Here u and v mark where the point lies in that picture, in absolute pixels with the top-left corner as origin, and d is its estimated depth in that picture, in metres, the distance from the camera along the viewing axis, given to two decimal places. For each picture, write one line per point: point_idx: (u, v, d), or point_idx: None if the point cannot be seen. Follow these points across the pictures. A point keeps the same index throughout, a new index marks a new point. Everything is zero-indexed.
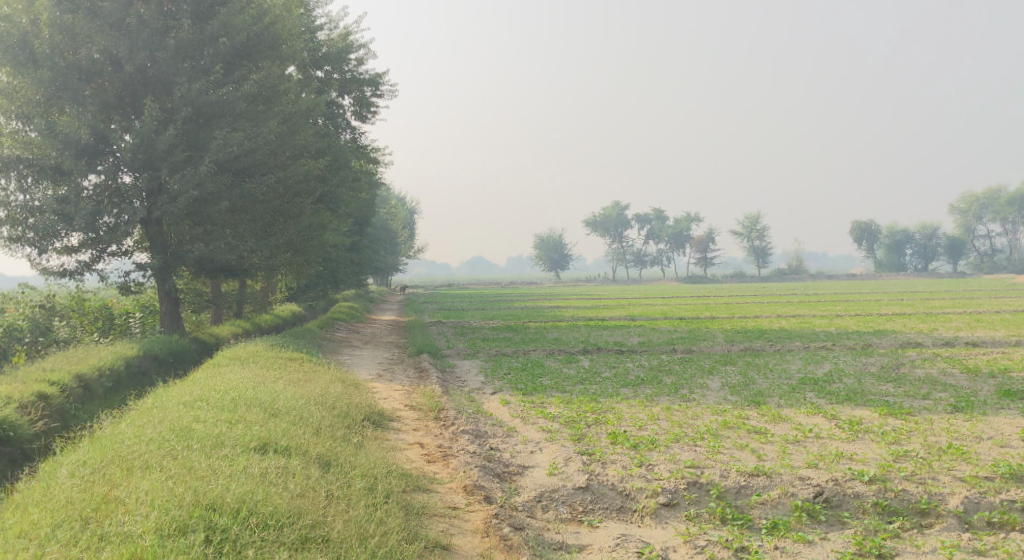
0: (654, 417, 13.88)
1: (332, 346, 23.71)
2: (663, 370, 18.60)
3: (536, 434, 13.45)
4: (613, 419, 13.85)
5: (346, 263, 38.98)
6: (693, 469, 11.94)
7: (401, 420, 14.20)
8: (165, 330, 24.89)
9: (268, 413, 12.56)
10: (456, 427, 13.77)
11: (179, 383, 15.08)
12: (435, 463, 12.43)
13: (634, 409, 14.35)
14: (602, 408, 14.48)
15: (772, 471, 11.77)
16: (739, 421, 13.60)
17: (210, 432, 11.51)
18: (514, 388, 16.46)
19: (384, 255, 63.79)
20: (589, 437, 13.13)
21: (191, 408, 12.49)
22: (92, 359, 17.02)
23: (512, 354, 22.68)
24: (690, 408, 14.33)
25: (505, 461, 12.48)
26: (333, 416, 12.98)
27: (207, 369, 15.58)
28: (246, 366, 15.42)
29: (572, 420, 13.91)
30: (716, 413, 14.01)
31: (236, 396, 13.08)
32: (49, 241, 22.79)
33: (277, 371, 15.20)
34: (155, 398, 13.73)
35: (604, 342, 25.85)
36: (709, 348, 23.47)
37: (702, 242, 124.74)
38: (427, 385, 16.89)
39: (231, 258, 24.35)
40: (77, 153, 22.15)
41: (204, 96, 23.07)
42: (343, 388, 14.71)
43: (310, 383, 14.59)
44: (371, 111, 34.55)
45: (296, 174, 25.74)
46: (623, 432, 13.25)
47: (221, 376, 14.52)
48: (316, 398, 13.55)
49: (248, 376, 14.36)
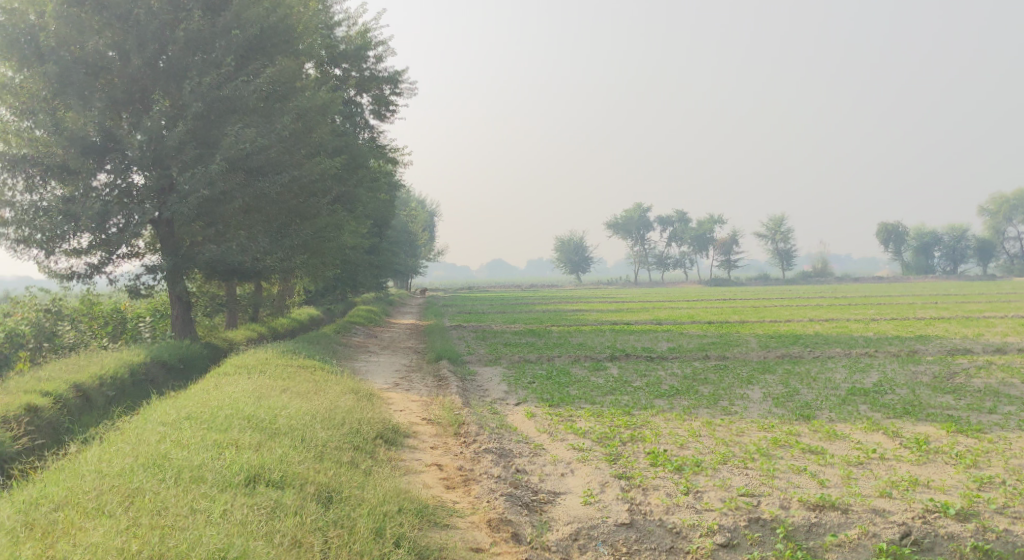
0: (696, 434, 12.71)
1: (349, 352, 22.68)
2: (699, 379, 17.43)
3: (566, 453, 12.34)
4: (651, 436, 12.72)
5: (365, 265, 38.05)
6: (748, 498, 10.81)
7: (419, 437, 13.14)
8: (176, 335, 24.01)
9: (264, 434, 11.53)
10: (478, 445, 12.68)
11: (181, 394, 14.12)
12: (456, 490, 11.34)
13: (673, 425, 13.19)
14: (637, 423, 13.33)
15: (841, 502, 10.60)
16: (789, 440, 12.43)
17: (190, 463, 10.49)
18: (541, 399, 15.36)
19: (404, 257, 62.88)
20: (625, 457, 12.01)
21: (177, 430, 11.49)
22: (93, 366, 16.12)
23: (537, 362, 21.57)
24: (734, 423, 13.16)
25: (534, 487, 11.37)
26: (340, 435, 11.92)
27: (212, 378, 14.61)
28: (251, 375, 14.44)
29: (605, 437, 12.78)
30: (763, 429, 12.84)
31: (231, 414, 12.06)
32: (56, 243, 21.99)
33: (283, 381, 14.18)
34: (150, 412, 12.75)
35: (633, 347, 24.69)
36: (744, 354, 22.25)
37: (725, 244, 123.04)
38: (446, 395, 15.82)
39: (243, 260, 23.39)
40: (83, 151, 21.32)
41: (216, 91, 22.16)
42: (354, 401, 13.65)
43: (318, 396, 13.55)
44: (390, 109, 33.62)
45: (311, 172, 24.78)
46: (664, 452, 12.11)
47: (220, 388, 13.54)
48: (322, 414, 12.51)
49: (250, 389, 13.35)
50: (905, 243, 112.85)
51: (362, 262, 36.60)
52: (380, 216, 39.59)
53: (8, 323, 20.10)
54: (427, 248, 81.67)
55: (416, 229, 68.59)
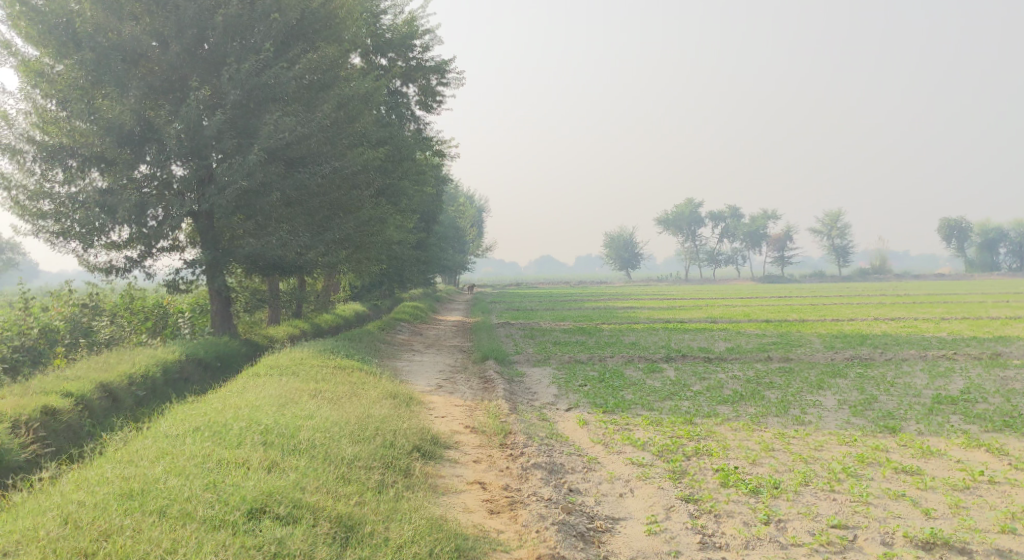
0: (769, 449, 11.47)
1: (392, 350, 21.81)
2: (764, 383, 16.13)
3: (624, 469, 11.22)
4: (718, 450, 11.53)
5: (411, 261, 37.22)
6: (841, 530, 9.61)
7: (460, 449, 12.12)
8: (216, 331, 23.38)
9: (280, 452, 10.59)
10: (526, 459, 11.62)
11: (211, 395, 13.33)
12: (501, 516, 10.28)
13: (742, 437, 11.96)
14: (701, 433, 12.14)
15: (956, 540, 9.35)
16: (877, 458, 11.15)
17: (180, 494, 9.50)
18: (595, 405, 14.22)
19: (451, 254, 62.15)
20: (692, 476, 10.86)
21: (178, 446, 10.58)
22: (124, 364, 15.43)
23: (588, 362, 20.42)
24: (810, 435, 11.91)
25: (589, 512, 10.25)
26: (368, 452, 10.94)
27: (242, 380, 13.78)
28: (281, 379, 13.55)
29: (668, 451, 11.58)
30: (845, 444, 11.59)
31: (244, 427, 11.12)
32: (95, 237, 21.51)
33: (315, 384, 13.26)
34: (168, 418, 11.94)
35: (689, 347, 23.43)
36: (810, 356, 20.87)
37: (779, 240, 120.17)
38: (492, 399, 14.77)
39: (283, 255, 22.63)
40: (121, 141, 20.78)
41: (255, 78, 21.42)
42: (391, 408, 12.68)
43: (350, 402, 12.60)
44: (437, 100, 32.70)
45: (353, 163, 23.95)
46: (736, 470, 10.90)
47: (242, 393, 12.68)
48: (351, 426, 11.52)
49: (274, 395, 12.45)
50: (968, 239, 108.87)
51: (408, 257, 35.74)
52: (427, 210, 38.77)
53: (43, 319, 19.54)
54: (475, 243, 80.77)
55: (464, 223, 67.77)
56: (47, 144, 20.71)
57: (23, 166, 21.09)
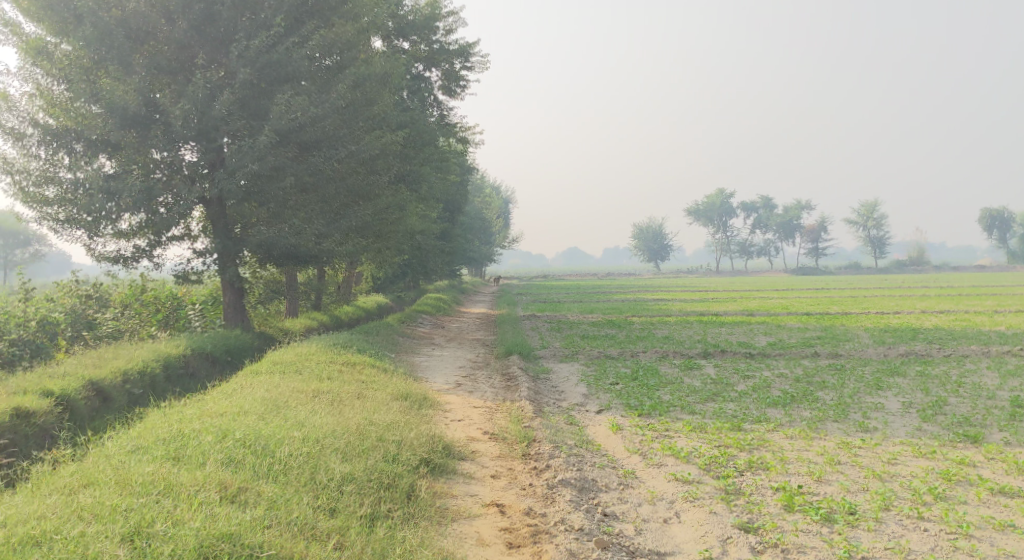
0: (836, 462, 10.09)
1: (412, 345, 20.57)
2: (815, 384, 14.65)
3: (670, 488, 9.87)
4: (775, 463, 10.16)
5: (436, 252, 36.02)
6: None
7: (477, 461, 10.86)
8: (229, 323, 22.25)
9: (246, 479, 9.34)
10: (552, 475, 10.31)
11: (206, 396, 12.16)
12: (522, 551, 8.99)
13: (799, 447, 10.56)
14: (751, 442, 10.75)
15: None
16: (965, 476, 9.77)
17: (86, 549, 8.25)
18: (629, 407, 12.83)
19: (478, 246, 60.92)
20: (749, 498, 9.50)
21: (130, 467, 9.42)
22: (121, 359, 14.37)
23: (619, 358, 19.00)
24: (880, 446, 10.52)
25: (628, 546, 8.92)
26: (361, 472, 9.70)
27: (239, 379, 12.63)
28: (276, 378, 12.36)
29: (717, 465, 10.22)
30: (925, 458, 10.19)
31: (213, 442, 9.92)
32: (102, 225, 20.48)
33: (314, 386, 12.05)
34: (140, 426, 10.78)
35: (727, 342, 22.01)
36: (860, 352, 19.37)
37: (813, 231, 117.63)
38: (515, 400, 13.48)
39: (297, 244, 21.46)
40: (126, 123, 19.70)
41: (265, 55, 20.26)
42: (398, 413, 11.43)
43: (349, 406, 11.36)
44: (461, 84, 31.40)
45: (371, 147, 22.73)
46: (799, 490, 9.52)
47: (226, 398, 11.51)
48: (345, 437, 10.29)
49: (261, 399, 11.25)
50: (1010, 230, 105.65)
51: (432, 248, 34.48)
52: (451, 199, 37.55)
53: (42, 309, 18.45)
54: (502, 234, 79.42)
55: (490, 214, 66.43)
56: (50, 128, 19.67)
57: (25, 151, 20.09)
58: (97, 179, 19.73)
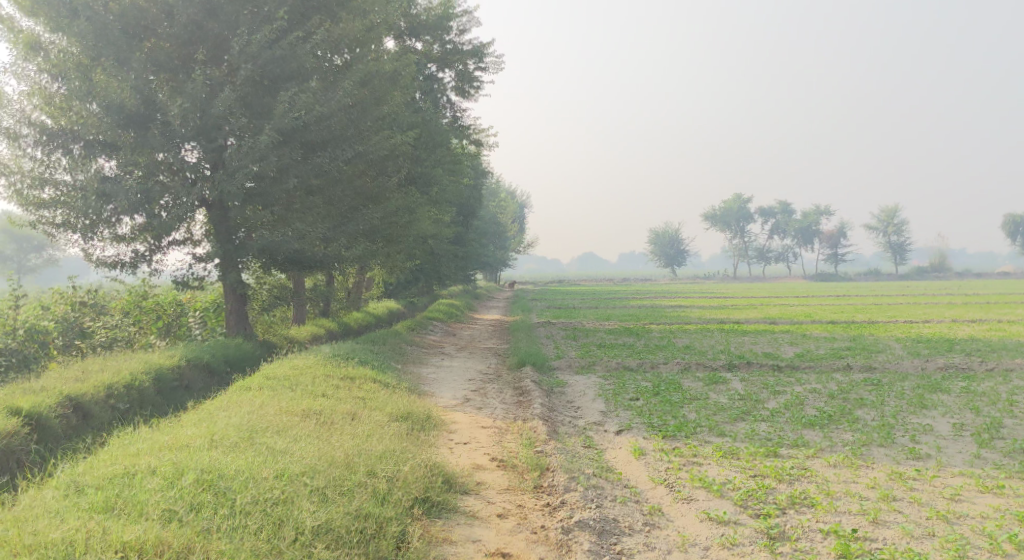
0: (891, 499, 9.06)
1: (421, 355, 19.60)
2: (852, 401, 13.52)
3: (705, 530, 8.84)
4: (822, 500, 9.13)
5: (448, 257, 35.04)
6: None
7: (480, 495, 9.84)
8: (230, 332, 21.25)
9: (191, 537, 8.37)
10: (567, 515, 9.27)
11: (187, 418, 11.14)
12: None
13: (846, 480, 9.53)
14: (791, 473, 9.69)
15: None
16: None
17: None
18: (652, 427, 11.76)
19: (492, 251, 59.92)
20: (798, 544, 8.46)
21: (56, 521, 8.50)
22: (109, 372, 13.44)
23: (638, 371, 17.92)
24: (940, 479, 9.47)
25: None
26: (340, 521, 8.69)
27: (220, 400, 11.66)
28: (258, 399, 11.39)
29: (755, 502, 9.19)
30: (993, 495, 9.14)
31: (159, 488, 8.93)
32: (98, 229, 19.59)
33: (298, 410, 11.07)
34: (93, 461, 9.87)
35: (752, 353, 20.90)
36: (895, 365, 18.25)
37: (832, 236, 116.00)
38: (528, 418, 12.44)
39: (301, 248, 20.50)
40: (122, 122, 18.83)
41: (268, 51, 19.31)
42: (393, 440, 10.42)
43: (334, 434, 10.37)
44: (474, 85, 30.40)
45: (379, 147, 21.75)
46: (854, 536, 8.49)
47: (195, 425, 10.56)
48: (323, 477, 9.25)
49: (233, 428, 10.29)
50: None
51: (445, 252, 33.51)
52: (465, 203, 36.58)
53: (30, 318, 17.56)
54: (517, 239, 78.41)
55: (504, 218, 65.52)
56: (46, 127, 18.87)
57: (21, 151, 19.18)
58: (91, 180, 18.86)
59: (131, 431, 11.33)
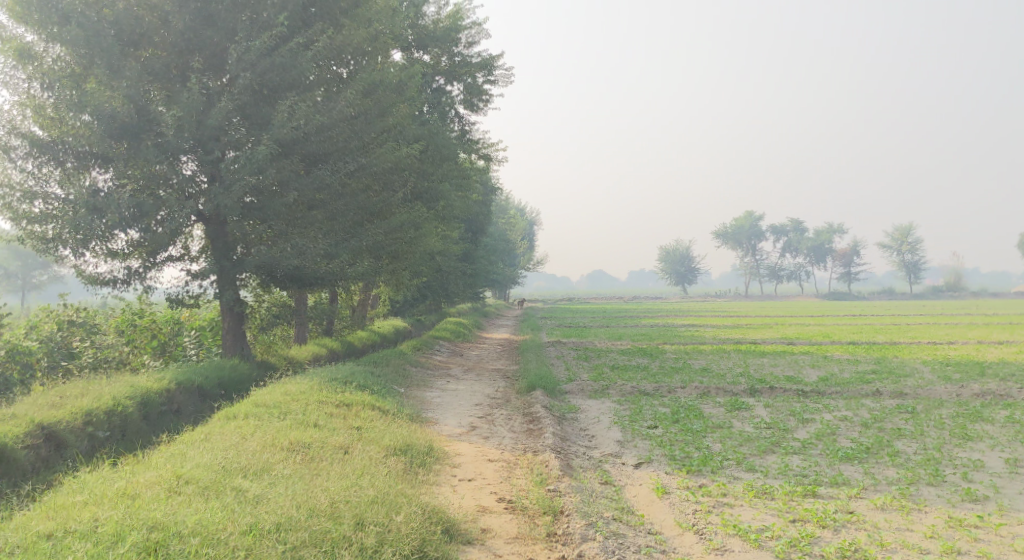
0: (954, 553, 8.10)
1: (426, 377, 18.67)
2: (889, 432, 12.50)
3: None
4: (877, 552, 8.16)
5: (456, 274, 34.14)
6: None
7: (485, 545, 8.90)
8: (226, 352, 20.32)
9: None
10: None
11: (161, 454, 10.20)
12: None
13: (899, 528, 8.58)
14: (837, 519, 8.73)
15: None
16: None
17: None
18: (675, 461, 10.78)
19: (501, 268, 59.05)
20: None
21: None
22: (88, 396, 12.59)
23: (655, 395, 16.93)
24: (1008, 529, 8.49)
25: None
26: None
27: (197, 435, 10.76)
28: (235, 435, 10.51)
29: (798, 554, 8.21)
30: None
31: (100, 549, 8.02)
32: (90, 244, 18.68)
33: (278, 448, 10.18)
34: (42, 508, 8.97)
35: (774, 376, 19.87)
36: (928, 390, 17.21)
37: (845, 255, 114.73)
38: (538, 450, 11.49)
39: (302, 265, 19.61)
40: (115, 133, 18.00)
41: (267, 58, 18.51)
42: (385, 482, 9.49)
43: (318, 477, 9.46)
44: (483, 98, 29.56)
45: (384, 159, 20.91)
46: None
47: (158, 467, 9.67)
48: (300, 532, 8.34)
49: (199, 471, 9.40)
50: None
51: (452, 270, 32.57)
52: (473, 219, 35.71)
53: (13, 339, 16.75)
54: (526, 256, 77.50)
55: (513, 235, 64.64)
56: (37, 139, 17.95)
57: (12, 164, 18.21)
58: (82, 194, 17.99)
59: (105, 467, 10.37)
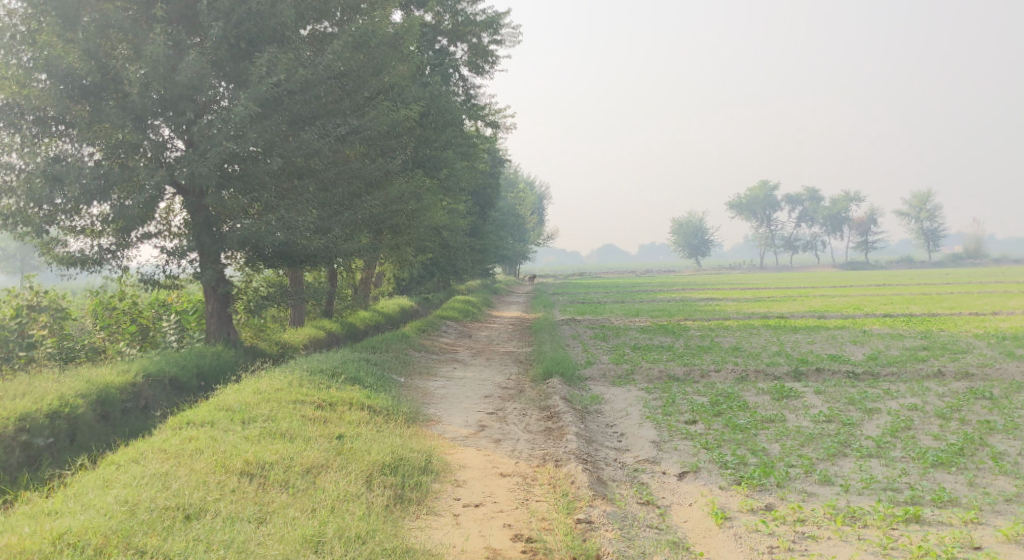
0: None
1: (429, 363, 16.79)
2: (976, 425, 10.53)
3: None
4: None
5: (465, 249, 32.20)
6: None
7: None
8: (210, 337, 18.33)
9: None
10: None
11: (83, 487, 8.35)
12: None
13: None
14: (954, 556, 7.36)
15: None
16: None
17: None
18: (729, 470, 9.10)
19: (512, 243, 57.02)
20: None
21: None
22: (27, 396, 10.84)
23: (688, 380, 15.00)
24: None
25: None
26: None
27: (126, 456, 9.00)
28: (172, 459, 8.87)
29: None
30: None
31: None
32: (55, 220, 16.62)
33: (218, 479, 8.50)
34: None
35: (817, 356, 17.84)
36: (998, 370, 15.19)
37: (862, 223, 112.11)
38: (559, 457, 9.64)
39: (290, 241, 17.59)
40: (74, 94, 16.02)
41: (243, 6, 16.48)
42: (355, 531, 7.81)
43: (263, 527, 7.81)
44: (490, 59, 27.39)
45: (378, 120, 18.92)
46: None
47: (56, 512, 8.01)
48: None
49: (97, 521, 7.76)
50: None
51: (460, 246, 30.54)
52: (481, 191, 33.69)
53: None
54: (537, 231, 75.32)
55: (523, 209, 62.51)
56: None
57: None
58: (41, 165, 15.86)
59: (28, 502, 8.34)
